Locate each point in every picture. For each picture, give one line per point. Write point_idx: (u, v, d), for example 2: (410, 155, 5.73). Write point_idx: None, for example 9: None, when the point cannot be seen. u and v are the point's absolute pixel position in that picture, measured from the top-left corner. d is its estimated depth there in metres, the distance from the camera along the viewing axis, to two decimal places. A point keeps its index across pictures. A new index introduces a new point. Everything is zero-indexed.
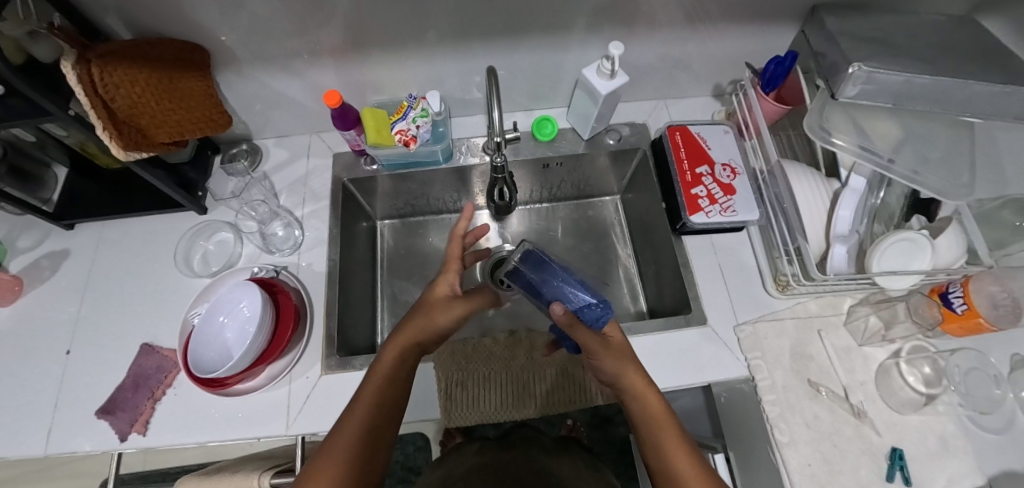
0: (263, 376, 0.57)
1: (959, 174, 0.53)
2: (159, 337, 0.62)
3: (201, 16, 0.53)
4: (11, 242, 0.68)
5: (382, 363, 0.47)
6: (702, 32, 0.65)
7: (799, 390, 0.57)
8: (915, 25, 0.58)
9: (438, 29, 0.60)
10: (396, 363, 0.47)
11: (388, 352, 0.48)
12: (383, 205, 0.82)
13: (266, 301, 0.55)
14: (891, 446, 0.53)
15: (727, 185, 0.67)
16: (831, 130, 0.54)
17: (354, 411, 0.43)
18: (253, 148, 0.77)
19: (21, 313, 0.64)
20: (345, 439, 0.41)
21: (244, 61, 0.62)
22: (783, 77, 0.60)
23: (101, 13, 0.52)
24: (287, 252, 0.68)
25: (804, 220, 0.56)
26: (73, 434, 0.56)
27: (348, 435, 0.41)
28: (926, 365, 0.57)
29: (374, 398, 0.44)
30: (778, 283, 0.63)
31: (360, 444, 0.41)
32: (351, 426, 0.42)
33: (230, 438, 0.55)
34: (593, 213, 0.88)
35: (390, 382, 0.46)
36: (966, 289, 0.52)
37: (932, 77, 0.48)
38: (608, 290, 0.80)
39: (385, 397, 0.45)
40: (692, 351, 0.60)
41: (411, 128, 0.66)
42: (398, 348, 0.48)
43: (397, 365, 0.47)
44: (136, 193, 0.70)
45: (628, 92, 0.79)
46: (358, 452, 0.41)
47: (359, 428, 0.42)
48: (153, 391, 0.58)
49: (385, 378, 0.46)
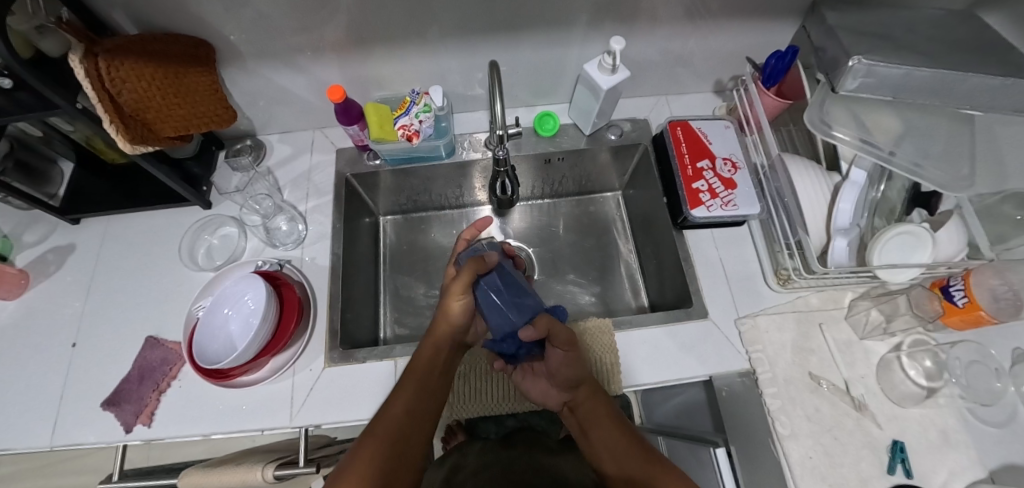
0: (268, 369, 0.58)
1: (959, 166, 0.53)
2: (164, 330, 0.63)
3: (206, 11, 0.54)
4: (17, 236, 0.69)
5: (421, 360, 0.49)
6: (704, 28, 0.66)
7: (800, 382, 0.57)
8: (916, 19, 0.58)
9: (441, 25, 0.60)
10: (427, 360, 0.49)
11: (424, 350, 0.50)
12: (386, 200, 0.83)
13: (270, 294, 0.56)
14: (892, 439, 0.53)
15: (728, 179, 0.67)
16: (831, 123, 0.55)
17: (394, 400, 0.45)
18: (256, 144, 0.78)
19: (28, 306, 0.64)
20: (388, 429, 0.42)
21: (248, 56, 0.62)
22: (783, 72, 0.60)
23: (107, 8, 0.52)
24: (291, 246, 0.69)
25: (805, 213, 0.56)
26: (79, 426, 0.56)
27: (391, 422, 0.43)
28: (927, 359, 0.57)
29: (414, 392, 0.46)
30: (779, 277, 0.64)
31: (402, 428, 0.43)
32: (395, 414, 0.44)
33: (234, 430, 0.55)
34: (594, 208, 0.88)
35: (425, 374, 0.48)
36: (967, 283, 0.51)
37: (930, 70, 0.48)
38: (610, 285, 0.80)
39: (420, 396, 0.46)
40: (692, 345, 0.61)
41: (413, 122, 0.66)
42: (431, 352, 0.50)
43: (430, 361, 0.50)
44: (141, 188, 0.71)
45: (629, 88, 0.79)
46: (396, 442, 0.42)
47: (402, 421, 0.44)
48: (158, 384, 0.58)
49: (422, 372, 0.48)
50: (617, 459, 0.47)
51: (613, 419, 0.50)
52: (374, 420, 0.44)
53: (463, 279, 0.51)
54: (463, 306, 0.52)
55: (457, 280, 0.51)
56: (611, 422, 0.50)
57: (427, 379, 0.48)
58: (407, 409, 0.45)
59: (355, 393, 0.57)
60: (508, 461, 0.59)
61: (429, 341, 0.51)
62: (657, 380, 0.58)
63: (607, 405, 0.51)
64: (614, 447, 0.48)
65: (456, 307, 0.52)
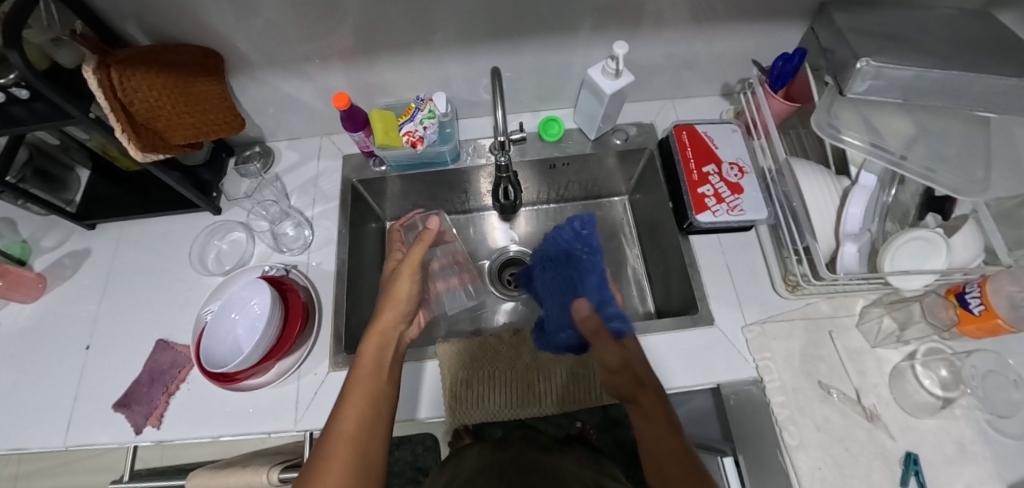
0: (273, 372, 0.58)
1: (973, 169, 0.52)
2: (174, 334, 0.64)
3: (215, 21, 0.55)
4: (36, 241, 0.71)
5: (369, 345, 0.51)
6: (709, 31, 0.65)
7: (810, 391, 0.56)
8: (928, 19, 0.57)
9: (444, 32, 0.61)
10: (371, 364, 0.50)
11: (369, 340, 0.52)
12: (393, 206, 0.83)
13: (275, 298, 0.56)
14: (906, 450, 0.52)
15: (735, 183, 0.66)
16: (840, 128, 0.53)
17: (349, 394, 0.46)
18: (266, 150, 0.79)
19: (44, 309, 0.66)
20: (350, 416, 0.45)
21: (258, 65, 0.64)
22: (791, 75, 0.59)
23: (121, 19, 0.54)
24: (297, 251, 0.70)
25: (812, 218, 0.55)
26: (91, 427, 0.58)
27: (345, 436, 0.43)
28: (943, 368, 0.56)
29: (364, 395, 0.46)
30: (787, 284, 0.62)
31: (363, 414, 0.45)
32: (351, 421, 0.44)
33: (240, 433, 0.56)
34: (601, 213, 0.88)
35: (374, 358, 0.50)
36: (984, 290, 0.50)
37: (942, 71, 0.47)
38: (617, 291, 0.80)
39: (375, 382, 0.48)
40: (699, 352, 0.60)
41: (418, 128, 0.67)
42: (375, 343, 0.52)
43: (373, 363, 0.50)
44: (153, 194, 0.73)
45: (634, 92, 0.79)
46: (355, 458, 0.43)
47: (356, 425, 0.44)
48: (168, 386, 0.59)
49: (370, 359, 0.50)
50: (651, 452, 0.48)
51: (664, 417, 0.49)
52: (337, 410, 0.46)
53: (412, 259, 0.58)
54: (408, 287, 0.57)
55: (408, 260, 0.58)
56: (662, 423, 0.49)
57: (378, 365, 0.49)
58: (364, 398, 0.46)
59: None
60: (505, 467, 0.59)
61: (375, 330, 0.53)
62: None
63: (661, 404, 0.50)
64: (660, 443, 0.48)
65: (402, 288, 0.57)
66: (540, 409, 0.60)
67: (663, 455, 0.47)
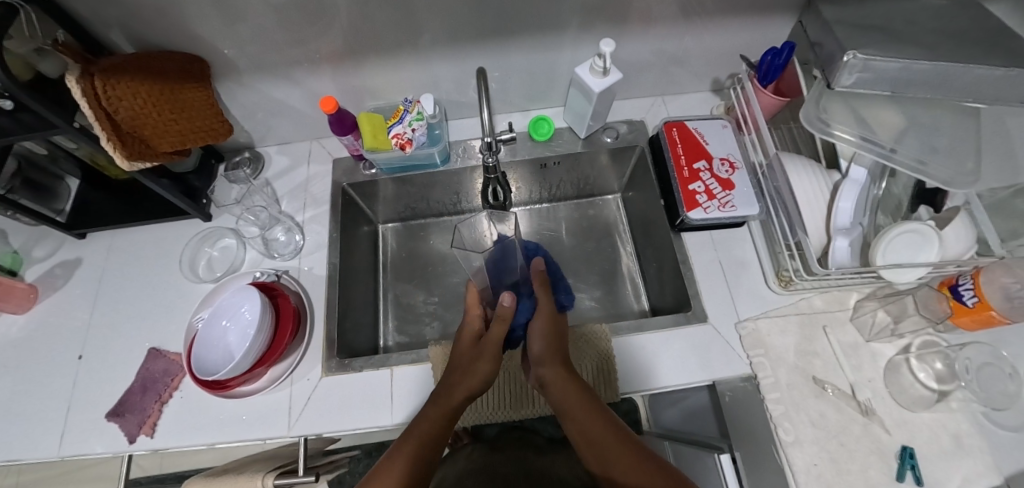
0: (266, 378, 0.58)
1: (964, 161, 0.51)
2: (166, 342, 0.64)
3: (200, 27, 0.55)
4: (27, 251, 0.71)
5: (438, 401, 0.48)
6: (698, 26, 0.64)
7: (804, 387, 0.56)
8: (916, 11, 0.56)
9: (431, 34, 0.61)
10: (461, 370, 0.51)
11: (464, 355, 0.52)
12: (385, 209, 0.83)
13: (266, 304, 0.56)
14: (901, 445, 0.52)
15: (726, 180, 0.66)
16: (829, 121, 0.53)
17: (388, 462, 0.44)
18: (255, 156, 0.78)
19: (37, 319, 0.66)
20: (411, 439, 0.45)
21: (244, 71, 0.63)
22: (780, 69, 0.59)
23: (104, 26, 0.54)
24: (289, 256, 0.69)
25: (804, 213, 0.55)
26: (85, 438, 0.57)
27: (412, 439, 0.45)
28: (939, 362, 0.55)
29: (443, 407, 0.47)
30: (780, 279, 0.62)
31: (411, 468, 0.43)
32: (421, 426, 0.46)
33: (234, 439, 0.56)
34: (594, 211, 0.87)
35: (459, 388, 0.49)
36: (977, 281, 0.49)
37: (930, 62, 0.47)
38: (611, 289, 0.79)
39: (431, 433, 0.46)
40: (694, 349, 0.60)
41: (406, 131, 0.66)
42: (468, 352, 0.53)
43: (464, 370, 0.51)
44: (144, 202, 0.72)
45: (625, 90, 0.78)
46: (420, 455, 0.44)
47: (426, 427, 0.46)
48: (161, 394, 0.59)
49: (433, 418, 0.46)
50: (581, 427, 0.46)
51: (590, 409, 0.47)
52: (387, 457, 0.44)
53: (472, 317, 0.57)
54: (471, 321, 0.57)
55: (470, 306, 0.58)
56: (587, 405, 0.47)
57: (434, 429, 0.46)
58: (423, 436, 0.45)
59: (352, 402, 0.57)
60: (494, 465, 0.59)
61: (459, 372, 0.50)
62: (651, 387, 0.58)
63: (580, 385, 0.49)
64: (604, 440, 0.44)
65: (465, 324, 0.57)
66: (534, 410, 0.61)
67: (610, 454, 0.43)
